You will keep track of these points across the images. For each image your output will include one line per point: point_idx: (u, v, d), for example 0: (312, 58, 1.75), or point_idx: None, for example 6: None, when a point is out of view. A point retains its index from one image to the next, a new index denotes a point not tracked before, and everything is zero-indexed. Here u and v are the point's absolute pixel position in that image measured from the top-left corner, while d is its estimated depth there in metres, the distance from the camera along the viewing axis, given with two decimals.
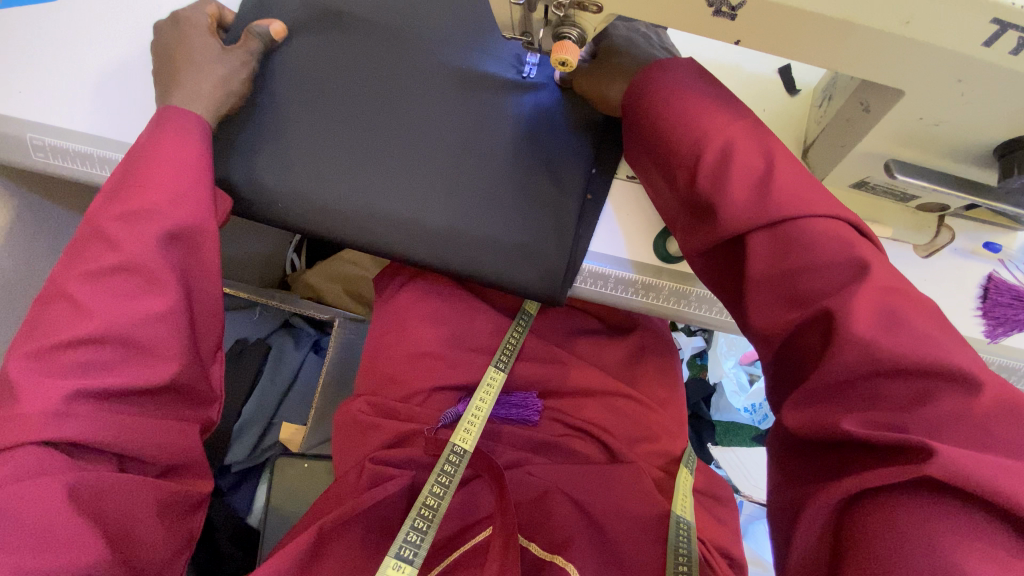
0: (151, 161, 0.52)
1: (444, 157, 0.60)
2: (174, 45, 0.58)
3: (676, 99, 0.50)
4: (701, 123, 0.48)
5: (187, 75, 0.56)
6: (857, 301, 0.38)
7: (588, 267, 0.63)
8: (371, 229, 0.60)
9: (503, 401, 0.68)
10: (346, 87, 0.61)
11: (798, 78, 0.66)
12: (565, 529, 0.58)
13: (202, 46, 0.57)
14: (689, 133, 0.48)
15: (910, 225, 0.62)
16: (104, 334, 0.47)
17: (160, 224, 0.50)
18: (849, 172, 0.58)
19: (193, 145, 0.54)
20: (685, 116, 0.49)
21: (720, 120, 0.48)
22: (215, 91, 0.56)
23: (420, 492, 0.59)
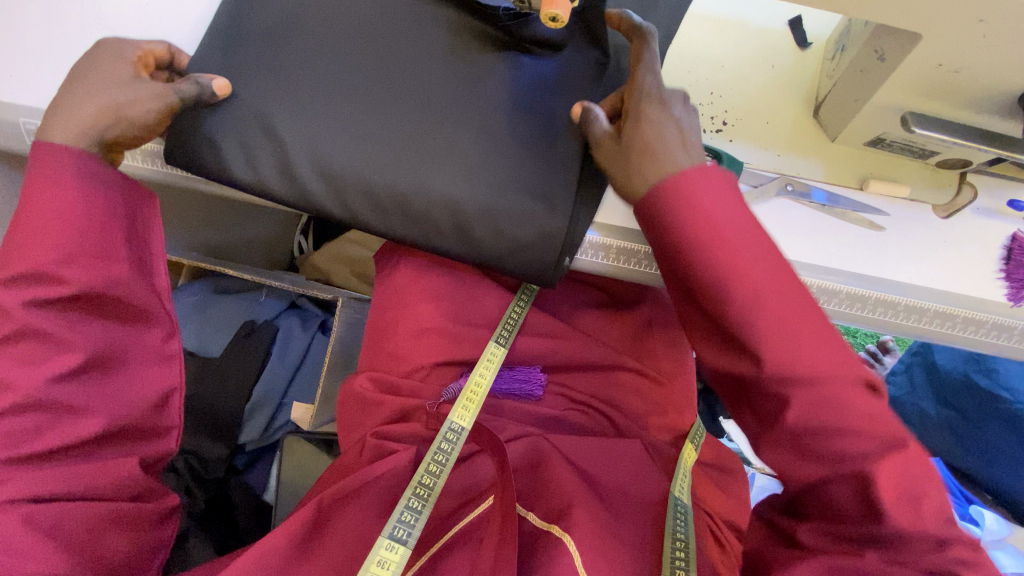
0: (38, 215, 0.50)
1: (432, 121, 0.58)
2: (81, 71, 0.54)
3: (702, 220, 0.45)
4: (731, 245, 0.44)
5: (72, 103, 0.52)
6: (888, 475, 0.41)
7: (589, 239, 0.61)
8: (363, 198, 0.58)
9: (505, 375, 0.67)
10: (324, 51, 0.59)
11: (809, 30, 0.62)
12: (565, 497, 0.55)
13: (115, 70, 0.53)
14: (718, 261, 0.44)
15: (929, 184, 0.59)
16: (27, 401, 0.49)
17: (67, 287, 0.50)
18: (863, 127, 0.54)
19: (73, 193, 0.50)
20: (699, 208, 0.45)
21: (734, 232, 0.44)
22: (100, 115, 0.52)
23: (416, 472, 0.58)
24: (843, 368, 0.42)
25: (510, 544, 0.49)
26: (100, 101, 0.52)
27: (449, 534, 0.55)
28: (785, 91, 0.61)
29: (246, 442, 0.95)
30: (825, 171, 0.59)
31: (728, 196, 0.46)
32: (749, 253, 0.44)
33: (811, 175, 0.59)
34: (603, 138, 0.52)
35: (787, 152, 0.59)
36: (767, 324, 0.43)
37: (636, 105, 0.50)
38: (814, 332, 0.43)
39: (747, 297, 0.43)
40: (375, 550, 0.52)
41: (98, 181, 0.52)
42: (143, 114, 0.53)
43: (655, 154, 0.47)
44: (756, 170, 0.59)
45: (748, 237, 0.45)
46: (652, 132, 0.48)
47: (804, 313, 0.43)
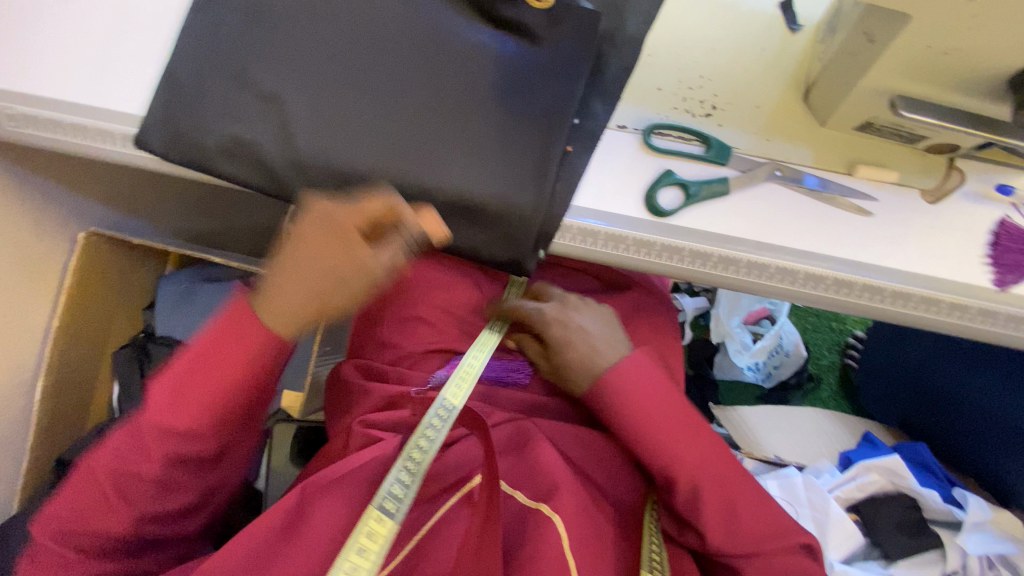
0: (219, 359, 0.62)
1: (417, 111, 0.58)
2: (316, 245, 0.59)
3: (640, 406, 0.58)
4: (672, 436, 0.57)
5: (304, 280, 0.60)
6: None
7: (576, 224, 0.58)
8: (348, 187, 0.59)
9: (497, 363, 0.68)
10: (314, 41, 0.60)
11: (800, 13, 0.61)
12: (552, 479, 0.55)
13: (335, 253, 0.58)
14: (660, 456, 0.56)
15: (916, 169, 0.59)
16: (167, 479, 0.64)
17: (206, 440, 0.63)
18: (852, 112, 0.53)
19: (235, 365, 0.63)
20: (632, 413, 0.58)
21: (671, 439, 0.57)
22: (337, 286, 0.60)
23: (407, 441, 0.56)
24: (770, 537, 0.55)
25: (495, 514, 0.48)
26: (322, 279, 0.59)
27: (427, 526, 0.55)
28: (774, 75, 0.60)
29: None
30: (813, 156, 0.58)
31: (665, 385, 0.59)
32: (682, 451, 0.56)
33: (800, 159, 0.58)
34: (535, 354, 0.67)
35: (775, 137, 0.59)
36: (683, 495, 0.55)
37: (545, 329, 0.64)
38: (722, 508, 0.55)
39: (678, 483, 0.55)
40: (364, 520, 0.50)
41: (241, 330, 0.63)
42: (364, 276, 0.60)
43: (575, 361, 0.61)
44: (746, 154, 0.58)
45: (682, 428, 0.57)
46: (569, 347, 0.62)
47: (736, 482, 0.56)
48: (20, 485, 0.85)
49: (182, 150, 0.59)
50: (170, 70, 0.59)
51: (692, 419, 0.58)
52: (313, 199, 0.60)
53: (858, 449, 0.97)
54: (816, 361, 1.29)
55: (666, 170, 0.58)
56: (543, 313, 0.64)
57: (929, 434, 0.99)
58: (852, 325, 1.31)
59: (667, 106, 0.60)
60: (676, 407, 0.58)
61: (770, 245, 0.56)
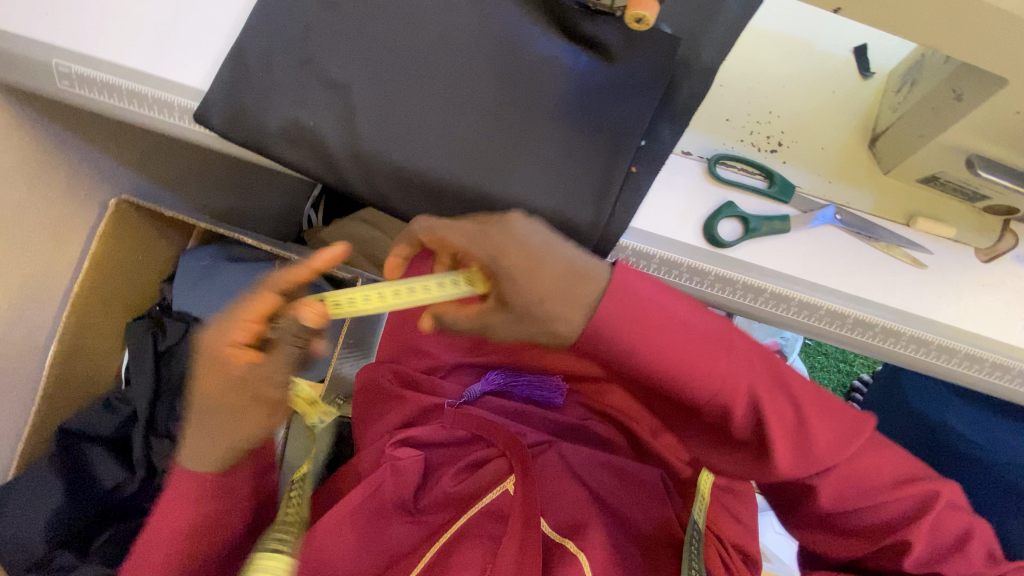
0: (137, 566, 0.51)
1: (483, 116, 0.58)
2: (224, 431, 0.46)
3: (639, 305, 0.46)
4: (686, 356, 0.47)
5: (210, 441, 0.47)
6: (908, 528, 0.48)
7: (631, 246, 0.59)
8: (405, 186, 0.58)
9: (528, 382, 0.67)
10: (389, 35, 0.59)
11: (872, 60, 0.61)
12: (580, 516, 0.57)
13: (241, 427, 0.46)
14: (702, 381, 0.46)
15: (973, 227, 0.59)
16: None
17: None
18: (918, 165, 0.54)
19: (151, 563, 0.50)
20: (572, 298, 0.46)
21: (722, 363, 0.47)
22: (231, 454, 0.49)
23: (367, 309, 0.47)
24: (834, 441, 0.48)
25: (532, 555, 0.49)
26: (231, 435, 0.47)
27: (450, 532, 0.57)
28: (841, 118, 0.60)
29: None
30: (874, 203, 0.59)
31: (686, 316, 0.48)
32: (725, 368, 0.47)
33: (860, 205, 0.58)
34: (494, 319, 0.46)
35: (837, 180, 0.59)
36: (744, 414, 0.47)
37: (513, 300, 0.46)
38: (784, 422, 0.47)
39: (732, 406, 0.47)
40: None
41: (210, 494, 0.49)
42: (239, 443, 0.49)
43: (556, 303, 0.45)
44: (808, 195, 0.58)
45: (707, 346, 0.47)
46: (538, 276, 0.45)
47: (814, 408, 0.48)
48: (20, 450, 0.83)
49: (241, 129, 0.58)
50: (240, 47, 0.58)
51: (703, 318, 0.48)
52: (369, 193, 0.59)
53: None
54: None
55: (727, 202, 0.58)
56: (483, 229, 0.48)
57: None
58: (859, 369, 1.32)
59: (732, 138, 0.60)
60: (750, 352, 0.49)
61: (824, 288, 0.56)
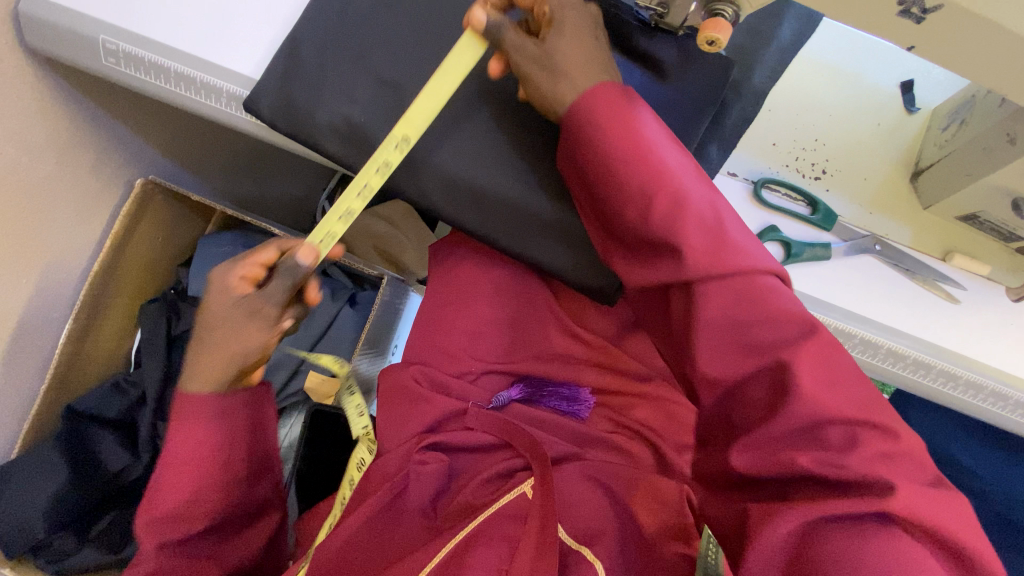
0: (179, 439, 0.53)
1: (535, 125, 0.59)
2: (203, 319, 0.53)
3: (659, 156, 0.46)
4: (645, 148, 0.47)
5: (207, 339, 0.52)
6: (804, 357, 0.40)
7: None
8: (452, 190, 0.59)
9: (554, 392, 0.67)
10: (445, 37, 0.59)
11: (918, 96, 0.62)
12: (598, 524, 0.56)
13: (222, 300, 0.52)
14: (656, 173, 0.46)
15: (1006, 267, 0.59)
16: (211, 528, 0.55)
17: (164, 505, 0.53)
18: (960, 204, 0.55)
19: (201, 437, 0.53)
20: (595, 111, 0.47)
21: (659, 167, 0.46)
22: (220, 354, 0.52)
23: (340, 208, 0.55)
24: (749, 262, 0.43)
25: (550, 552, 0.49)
26: (216, 334, 0.52)
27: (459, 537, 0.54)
28: (884, 151, 0.61)
29: None
30: (911, 237, 0.60)
31: (660, 138, 0.48)
32: (672, 171, 0.46)
33: (898, 238, 0.59)
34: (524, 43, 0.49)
35: (878, 212, 0.60)
36: (660, 213, 0.45)
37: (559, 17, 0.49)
38: (709, 225, 0.44)
39: (656, 196, 0.45)
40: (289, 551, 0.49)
41: (230, 418, 0.54)
42: (251, 341, 0.52)
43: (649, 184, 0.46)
44: (848, 224, 0.59)
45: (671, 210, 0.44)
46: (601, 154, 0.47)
47: (738, 234, 0.44)
48: (26, 430, 0.81)
49: (291, 121, 0.58)
50: (294, 38, 0.58)
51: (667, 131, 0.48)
52: (414, 193, 0.59)
53: None
54: None
55: (770, 226, 0.58)
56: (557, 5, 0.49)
57: None
58: None
59: (778, 163, 0.60)
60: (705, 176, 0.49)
61: (861, 317, 0.57)
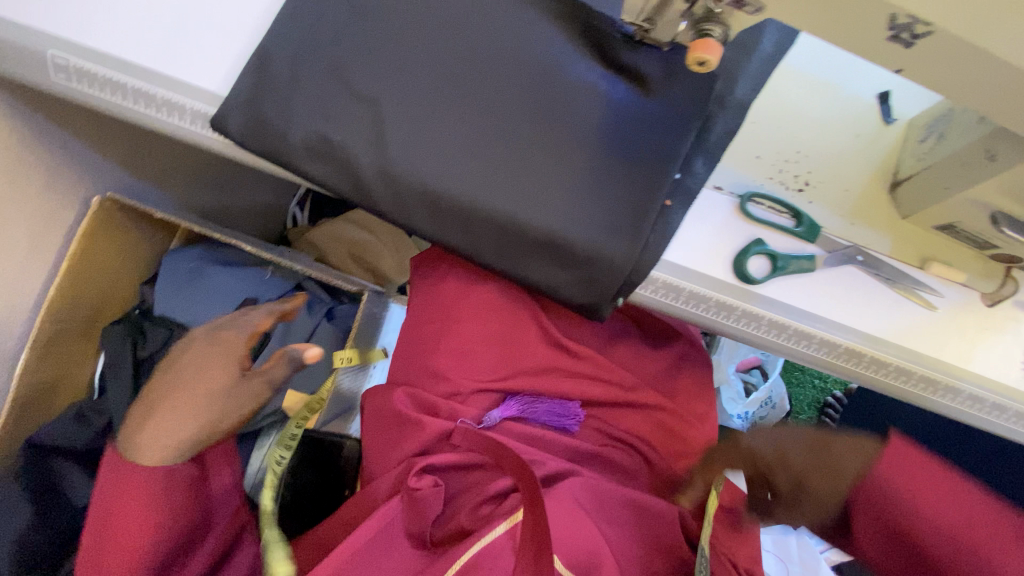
0: (126, 510, 0.57)
1: (520, 141, 0.56)
2: (173, 382, 0.64)
3: (935, 517, 0.48)
4: (933, 487, 0.49)
5: (176, 423, 0.61)
6: (900, 474, 0.50)
7: (661, 277, 0.59)
8: (435, 208, 0.56)
9: (547, 408, 0.66)
10: (423, 49, 0.57)
11: (896, 106, 0.63)
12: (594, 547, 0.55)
13: (215, 376, 0.65)
14: (941, 504, 0.49)
15: (979, 273, 0.61)
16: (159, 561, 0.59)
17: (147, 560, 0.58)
18: (939, 215, 0.56)
19: (141, 488, 0.58)
20: (833, 460, 0.54)
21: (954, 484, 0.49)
22: (204, 421, 0.63)
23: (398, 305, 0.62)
24: (946, 542, 0.48)
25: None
26: (192, 385, 0.64)
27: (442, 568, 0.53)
28: (864, 162, 0.62)
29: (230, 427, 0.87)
30: (891, 246, 0.60)
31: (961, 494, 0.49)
32: (932, 500, 0.49)
33: (879, 248, 0.60)
34: None
35: (860, 223, 0.60)
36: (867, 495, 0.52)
37: None
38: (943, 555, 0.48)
39: (872, 467, 0.52)
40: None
41: (169, 482, 0.59)
42: (231, 416, 0.65)
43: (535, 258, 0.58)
44: (833, 236, 0.60)
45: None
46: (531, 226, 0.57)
47: (932, 492, 0.49)
48: None
49: (263, 140, 0.55)
50: (263, 52, 0.55)
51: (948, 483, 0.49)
52: (394, 212, 0.57)
53: None
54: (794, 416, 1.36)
55: (757, 239, 0.59)
56: None
57: None
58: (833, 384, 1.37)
59: (763, 175, 0.61)
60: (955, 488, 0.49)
61: (842, 325, 0.58)
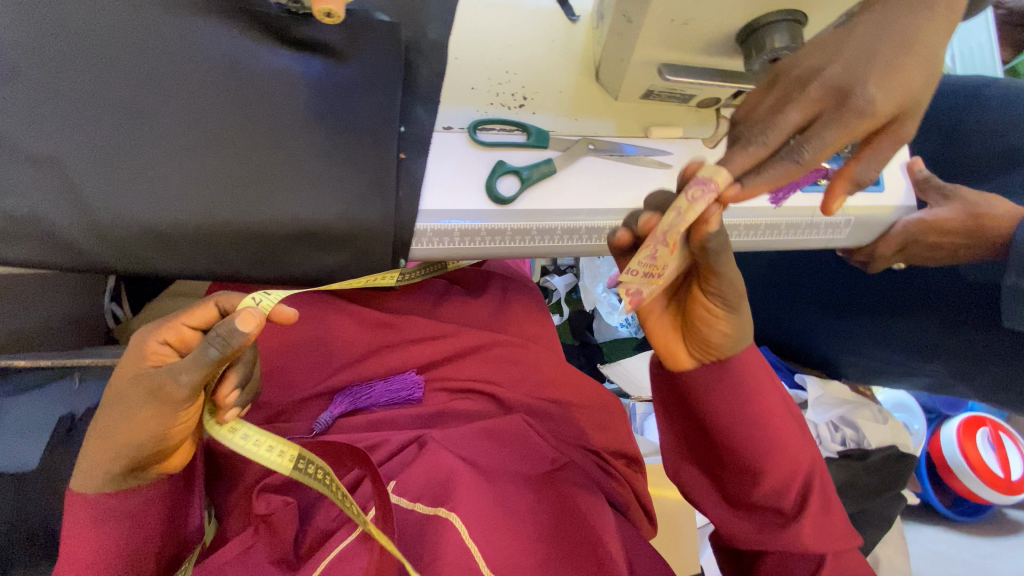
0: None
1: (230, 145, 0.55)
2: (112, 393, 0.49)
3: (763, 392, 0.52)
4: (760, 378, 0.51)
5: (94, 449, 0.49)
6: (799, 452, 0.53)
7: (429, 227, 0.61)
8: (169, 240, 0.54)
9: (381, 389, 0.68)
10: (81, 90, 0.52)
11: (575, 4, 0.69)
12: (448, 483, 0.58)
13: (143, 385, 0.47)
14: (749, 381, 0.51)
15: (695, 122, 0.69)
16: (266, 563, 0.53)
17: None
18: (634, 83, 0.62)
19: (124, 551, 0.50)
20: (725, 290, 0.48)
21: (771, 399, 0.52)
22: (117, 456, 0.48)
23: (149, 405, 0.46)
24: (775, 422, 0.52)
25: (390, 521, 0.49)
26: (116, 397, 0.48)
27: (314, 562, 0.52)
28: (565, 62, 0.67)
29: None
30: (616, 126, 0.67)
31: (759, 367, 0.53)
32: (756, 382, 0.51)
33: (606, 132, 0.67)
34: None
35: (582, 116, 0.66)
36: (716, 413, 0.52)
37: None
38: (795, 456, 0.52)
39: (757, 404, 0.51)
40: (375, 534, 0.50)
41: (116, 516, 0.50)
42: (156, 427, 0.47)
43: (114, 406, 0.48)
44: (561, 136, 0.65)
45: (766, 374, 0.52)
46: (115, 433, 0.48)
47: (765, 395, 0.52)
48: None
49: None
50: None
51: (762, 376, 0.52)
52: (129, 262, 0.54)
53: None
54: None
55: (499, 161, 0.62)
56: None
57: (769, 336, 1.18)
58: None
59: (483, 103, 0.64)
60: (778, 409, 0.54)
61: (599, 210, 0.63)
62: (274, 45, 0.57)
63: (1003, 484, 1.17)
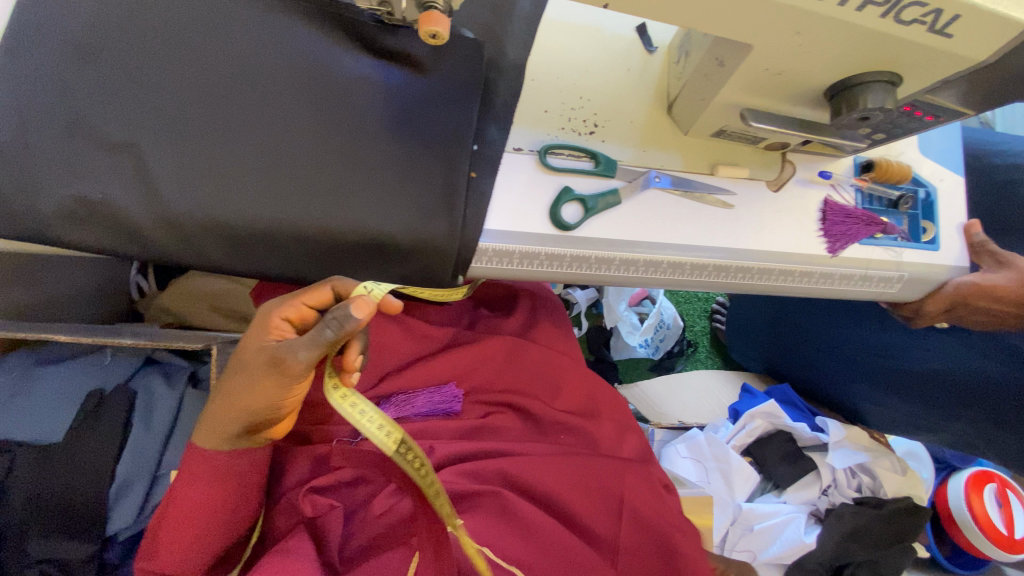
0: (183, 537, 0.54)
1: (307, 148, 0.54)
2: (239, 356, 0.53)
3: None
4: None
5: (220, 408, 0.53)
6: None
7: (491, 246, 0.60)
8: (240, 238, 0.54)
9: (425, 396, 0.69)
10: (168, 81, 0.52)
11: (654, 36, 0.68)
12: (517, 535, 0.60)
13: (265, 352, 0.50)
14: None
15: (760, 164, 0.69)
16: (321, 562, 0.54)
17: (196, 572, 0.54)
18: (708, 122, 0.62)
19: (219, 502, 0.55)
20: None
21: None
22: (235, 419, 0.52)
23: (267, 375, 0.50)
24: None
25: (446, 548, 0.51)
26: (241, 362, 0.52)
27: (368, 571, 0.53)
28: (638, 93, 0.67)
29: (117, 531, 0.73)
30: (682, 161, 0.67)
31: None
32: None
33: (671, 165, 0.66)
34: None
35: (650, 147, 0.66)
36: None
37: None
38: None
39: None
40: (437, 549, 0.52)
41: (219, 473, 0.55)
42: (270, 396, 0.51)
43: (238, 373, 0.51)
44: (628, 166, 0.65)
45: None
46: (237, 399, 0.52)
47: None
48: None
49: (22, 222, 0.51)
50: None
51: None
52: (199, 256, 0.54)
53: (742, 399, 1.15)
54: (692, 328, 1.42)
55: (564, 186, 0.62)
56: None
57: (792, 374, 1.18)
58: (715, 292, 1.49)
59: (554, 127, 0.64)
60: None
61: (657, 243, 0.63)
62: (359, 52, 0.57)
63: (1005, 540, 1.16)
